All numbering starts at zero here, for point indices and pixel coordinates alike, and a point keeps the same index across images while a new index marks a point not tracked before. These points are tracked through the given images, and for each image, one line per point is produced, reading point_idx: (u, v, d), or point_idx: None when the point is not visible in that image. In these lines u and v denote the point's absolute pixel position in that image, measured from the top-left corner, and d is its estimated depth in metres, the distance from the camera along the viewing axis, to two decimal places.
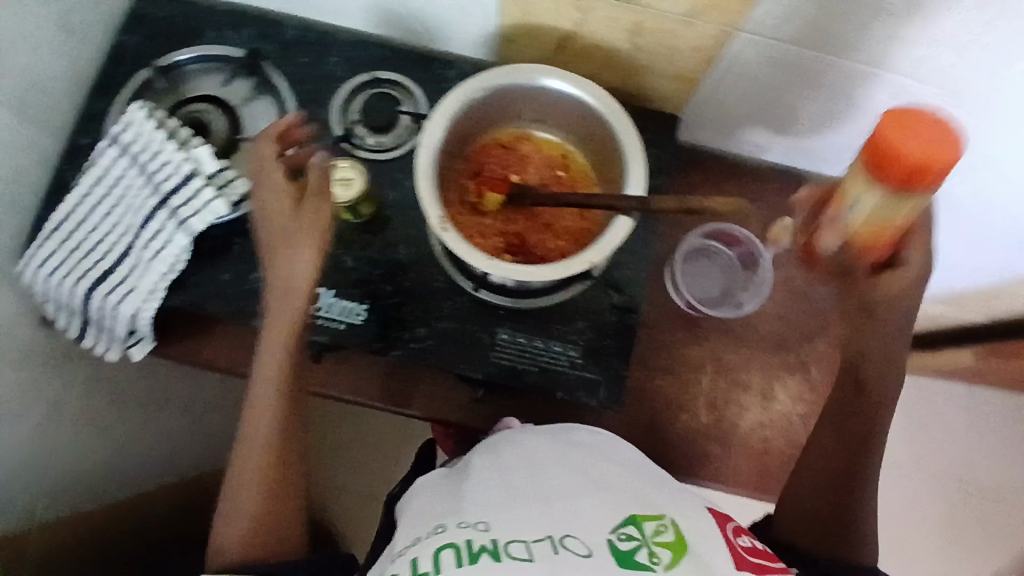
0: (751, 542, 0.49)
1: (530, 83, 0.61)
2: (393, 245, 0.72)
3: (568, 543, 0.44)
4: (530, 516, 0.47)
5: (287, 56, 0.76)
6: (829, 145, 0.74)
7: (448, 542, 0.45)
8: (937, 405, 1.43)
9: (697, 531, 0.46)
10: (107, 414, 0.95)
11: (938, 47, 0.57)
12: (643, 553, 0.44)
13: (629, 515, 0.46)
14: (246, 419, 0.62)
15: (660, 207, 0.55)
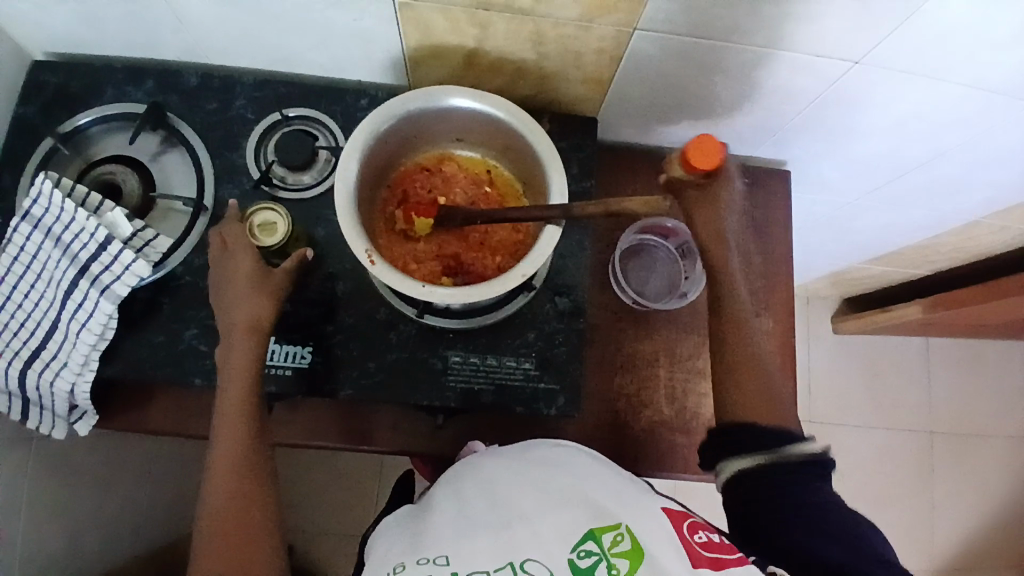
0: (707, 536, 0.50)
1: (440, 103, 0.61)
2: (329, 283, 0.70)
3: (529, 568, 0.45)
4: (487, 545, 0.47)
5: (196, 105, 0.75)
6: (743, 125, 0.76)
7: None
8: (893, 358, 1.48)
9: (652, 537, 0.47)
10: (62, 496, 0.91)
11: (825, 22, 0.58)
12: (603, 569, 0.45)
13: (587, 530, 0.47)
14: (213, 440, 0.60)
15: (584, 213, 0.56)
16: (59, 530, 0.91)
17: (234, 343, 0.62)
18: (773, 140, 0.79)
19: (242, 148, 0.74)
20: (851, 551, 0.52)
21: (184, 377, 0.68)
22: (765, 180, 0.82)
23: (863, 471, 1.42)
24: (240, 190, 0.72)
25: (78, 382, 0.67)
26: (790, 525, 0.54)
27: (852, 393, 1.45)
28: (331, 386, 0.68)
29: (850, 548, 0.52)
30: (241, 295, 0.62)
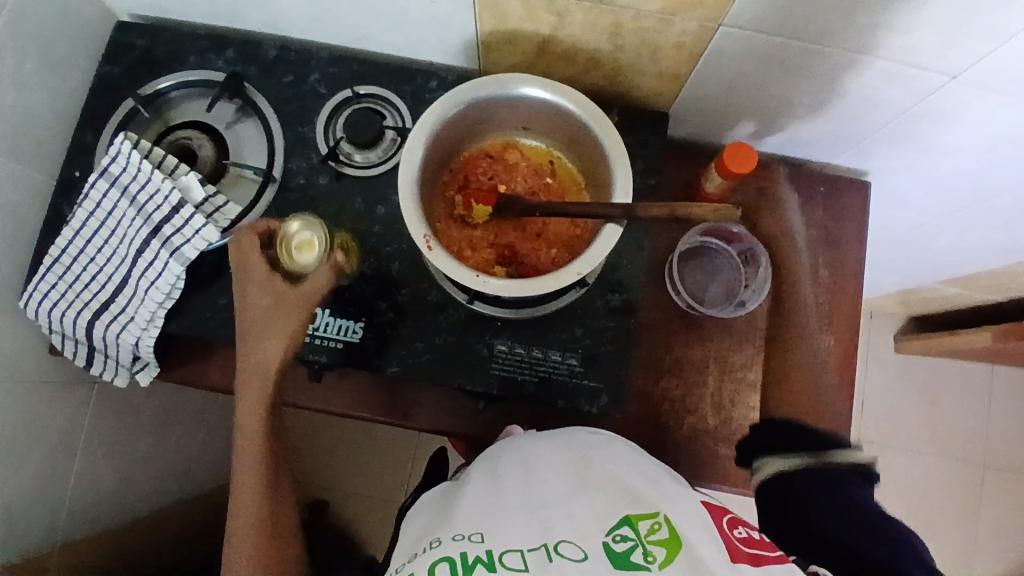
0: (747, 532, 0.50)
1: (509, 92, 0.60)
2: (386, 261, 0.71)
3: (564, 550, 0.45)
4: (521, 525, 0.48)
5: (272, 77, 0.77)
6: (823, 130, 0.73)
7: (442, 555, 0.46)
8: (955, 385, 1.41)
9: (689, 527, 0.47)
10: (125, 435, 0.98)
11: (927, 34, 0.54)
12: (639, 554, 0.45)
13: (623, 516, 0.47)
14: (235, 458, 0.65)
15: (647, 214, 0.55)
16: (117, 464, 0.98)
17: (253, 367, 0.64)
18: (854, 149, 0.76)
19: (312, 122, 0.75)
20: (889, 540, 0.53)
21: None
22: (839, 191, 0.78)
23: (907, 495, 1.37)
24: (307, 163, 0.74)
25: (143, 336, 0.71)
26: (833, 515, 0.55)
27: (905, 416, 1.39)
28: (380, 363, 0.69)
29: (888, 536, 0.54)
30: (265, 318, 0.64)
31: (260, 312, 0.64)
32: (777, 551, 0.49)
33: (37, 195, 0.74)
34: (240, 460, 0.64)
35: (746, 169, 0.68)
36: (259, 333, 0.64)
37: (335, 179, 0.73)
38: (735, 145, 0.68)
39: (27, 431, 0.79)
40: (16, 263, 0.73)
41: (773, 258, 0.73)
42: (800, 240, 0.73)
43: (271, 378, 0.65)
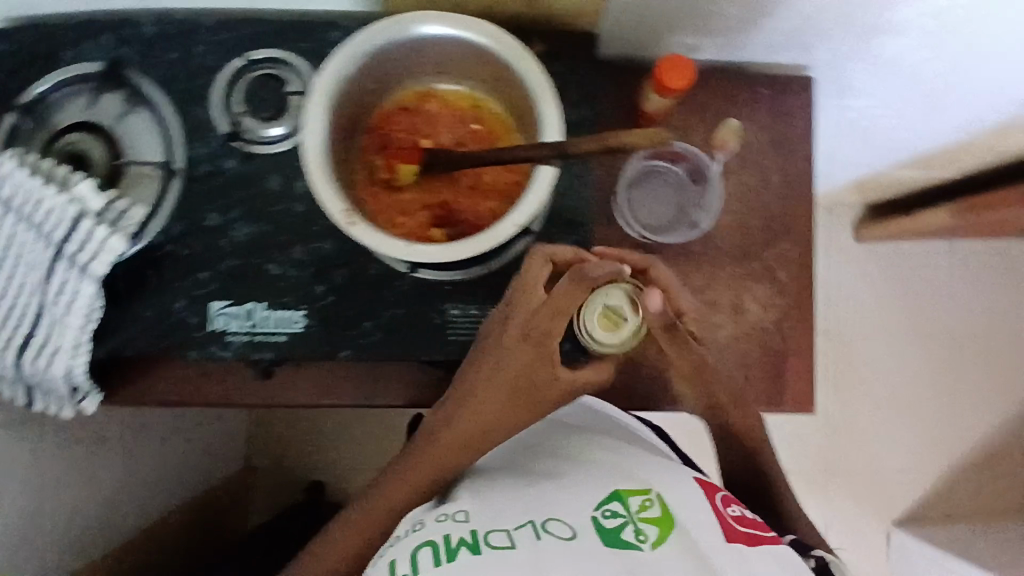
0: (741, 510, 0.51)
1: (411, 34, 0.54)
2: (316, 242, 0.66)
3: (551, 527, 0.47)
4: (511, 504, 0.51)
5: (154, 57, 0.68)
6: (763, 33, 0.69)
7: (426, 537, 0.48)
8: (918, 263, 1.42)
9: (681, 504, 0.49)
10: (92, 461, 0.95)
11: None
12: (630, 531, 0.47)
13: (614, 492, 0.50)
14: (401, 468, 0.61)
15: (579, 150, 0.50)
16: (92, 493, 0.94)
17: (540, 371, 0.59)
18: (796, 45, 0.71)
19: (207, 101, 0.67)
20: None
21: (178, 350, 0.66)
22: (784, 90, 0.74)
23: (883, 378, 1.41)
24: (210, 147, 0.67)
25: (74, 364, 0.65)
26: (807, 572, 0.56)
27: (874, 302, 1.41)
28: (329, 350, 0.65)
29: None
30: (534, 323, 0.57)
31: (543, 318, 0.57)
32: (770, 532, 0.50)
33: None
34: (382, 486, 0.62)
35: (685, 83, 0.64)
36: (535, 336, 0.57)
37: (245, 160, 0.66)
38: (671, 57, 0.64)
39: None
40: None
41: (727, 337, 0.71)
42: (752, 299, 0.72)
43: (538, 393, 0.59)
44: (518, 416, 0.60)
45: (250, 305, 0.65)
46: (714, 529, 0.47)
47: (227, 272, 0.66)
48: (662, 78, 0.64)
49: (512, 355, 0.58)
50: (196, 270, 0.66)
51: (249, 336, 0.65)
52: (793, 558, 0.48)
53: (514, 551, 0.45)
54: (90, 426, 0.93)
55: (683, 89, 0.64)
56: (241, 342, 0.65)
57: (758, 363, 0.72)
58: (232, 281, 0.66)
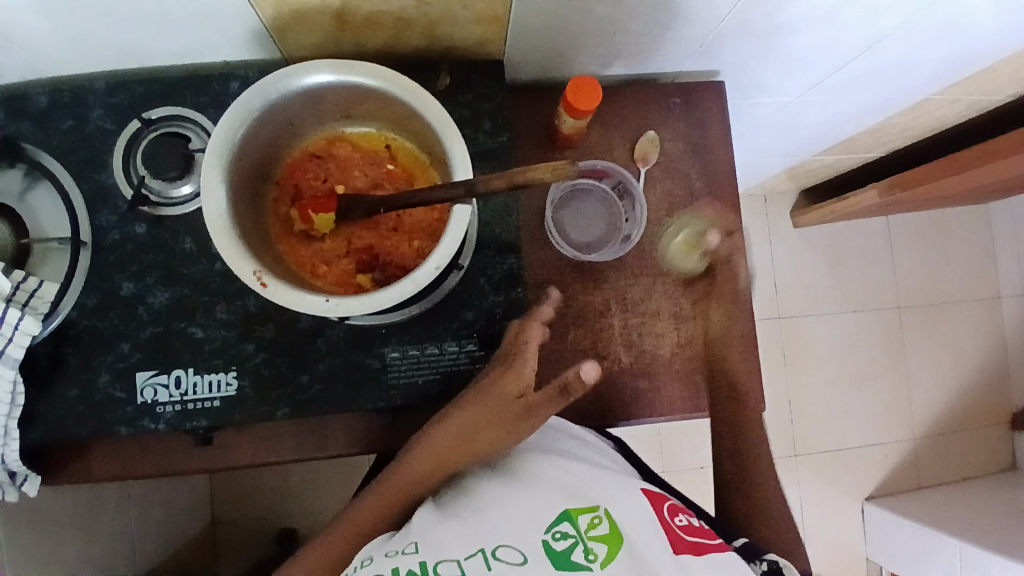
0: (687, 520, 0.53)
1: (305, 84, 0.53)
2: (240, 299, 0.64)
3: (501, 554, 0.46)
4: (458, 533, 0.49)
5: (49, 129, 0.66)
6: (664, 42, 0.70)
7: (375, 573, 0.47)
8: (858, 240, 1.46)
9: (629, 519, 0.49)
10: (45, 546, 0.91)
11: None
12: (579, 552, 0.46)
13: (563, 512, 0.49)
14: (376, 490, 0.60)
15: (488, 188, 0.50)
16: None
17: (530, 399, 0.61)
18: (698, 52, 0.73)
19: (109, 166, 0.65)
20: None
21: (106, 429, 0.63)
22: (695, 96, 0.76)
23: (838, 354, 1.44)
24: (118, 213, 0.64)
25: (5, 452, 0.62)
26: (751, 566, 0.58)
27: (823, 284, 1.45)
28: (267, 408, 0.63)
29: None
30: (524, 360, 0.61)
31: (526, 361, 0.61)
32: (714, 538, 0.52)
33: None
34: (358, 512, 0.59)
35: (594, 102, 0.65)
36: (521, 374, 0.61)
37: (155, 224, 0.64)
38: (575, 77, 0.64)
39: None
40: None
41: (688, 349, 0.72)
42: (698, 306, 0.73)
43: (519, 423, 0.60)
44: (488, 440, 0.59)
45: (178, 372, 0.63)
46: (661, 540, 0.48)
47: (150, 341, 0.63)
48: (571, 98, 0.64)
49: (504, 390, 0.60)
50: (116, 342, 0.63)
51: (180, 405, 0.62)
52: (739, 564, 0.50)
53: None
54: (39, 510, 0.90)
55: (594, 108, 0.65)
56: (173, 412, 0.62)
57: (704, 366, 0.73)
58: (156, 349, 0.63)
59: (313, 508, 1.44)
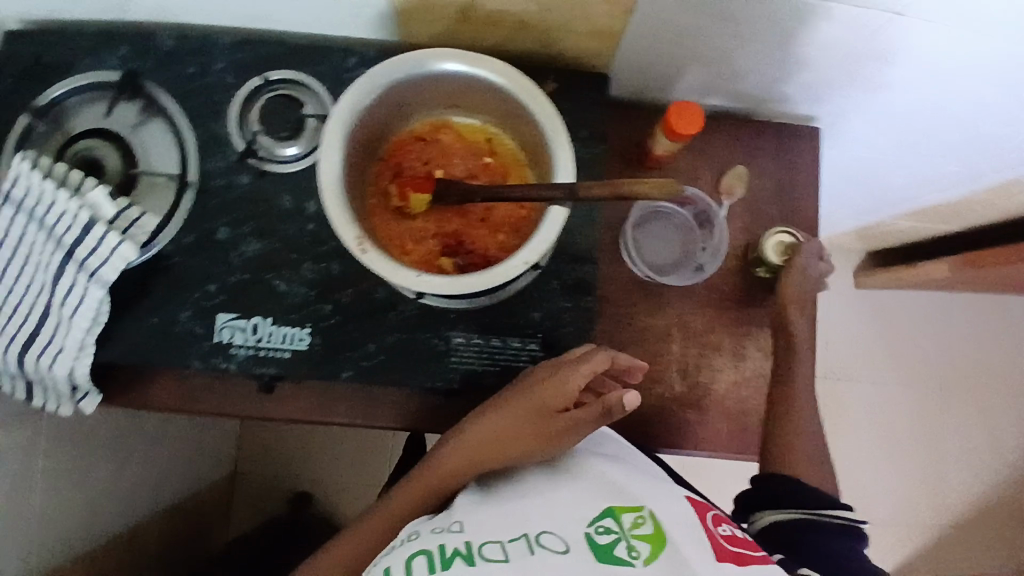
0: (731, 530, 0.52)
1: (431, 69, 0.56)
2: (325, 261, 0.67)
3: (544, 540, 0.47)
4: (502, 517, 0.50)
5: (172, 72, 0.69)
6: (768, 80, 0.72)
7: (421, 546, 0.48)
8: (913, 311, 1.44)
9: (672, 522, 0.50)
10: (78, 463, 0.96)
11: None
12: (623, 547, 0.47)
13: (608, 509, 0.51)
14: (414, 478, 0.63)
15: (590, 195, 0.52)
16: (72, 490, 0.96)
17: (568, 416, 0.58)
18: (798, 95, 0.74)
19: (224, 117, 0.68)
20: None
21: (179, 361, 0.66)
22: (789, 141, 0.77)
23: (876, 421, 1.41)
24: (225, 162, 0.68)
25: (76, 365, 0.65)
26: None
27: (872, 349, 1.42)
28: (332, 368, 0.66)
29: None
30: (567, 374, 0.60)
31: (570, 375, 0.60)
32: (760, 551, 0.51)
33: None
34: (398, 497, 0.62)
35: (694, 128, 0.66)
36: (560, 386, 0.60)
37: (258, 178, 0.67)
38: (680, 102, 0.66)
39: None
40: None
41: (739, 388, 0.74)
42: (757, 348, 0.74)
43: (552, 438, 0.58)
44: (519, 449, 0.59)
45: (256, 319, 0.66)
46: (703, 544, 0.48)
47: (235, 286, 0.66)
48: (672, 121, 0.66)
49: (541, 398, 0.60)
50: (203, 281, 0.66)
51: (253, 350, 0.65)
52: None
53: (508, 565, 0.44)
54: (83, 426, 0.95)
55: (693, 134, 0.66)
56: (245, 355, 0.65)
57: (754, 407, 0.73)
58: (238, 294, 0.66)
59: (327, 477, 1.47)
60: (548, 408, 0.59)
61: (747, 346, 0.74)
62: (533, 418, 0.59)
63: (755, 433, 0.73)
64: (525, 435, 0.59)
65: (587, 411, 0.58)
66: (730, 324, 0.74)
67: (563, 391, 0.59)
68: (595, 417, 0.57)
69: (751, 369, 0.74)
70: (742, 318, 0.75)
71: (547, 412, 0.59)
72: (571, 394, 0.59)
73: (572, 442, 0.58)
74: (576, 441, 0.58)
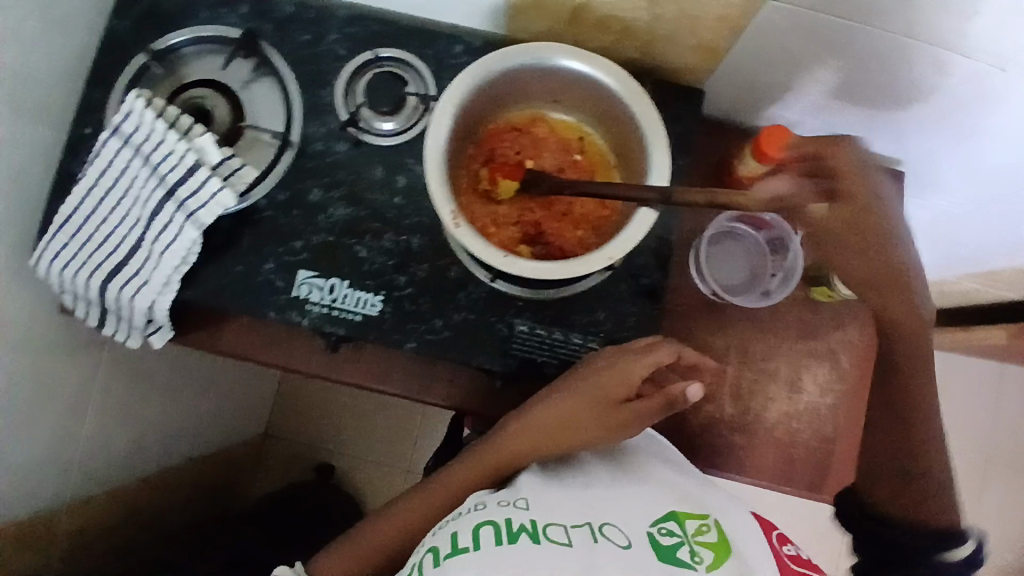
0: (795, 551, 0.54)
1: (543, 63, 0.58)
2: (406, 235, 0.70)
3: (608, 532, 0.49)
4: (565, 505, 0.52)
5: (287, 36, 0.73)
6: (859, 117, 0.72)
7: (488, 516, 0.51)
8: (963, 377, 1.40)
9: (737, 533, 0.51)
10: (130, 398, 1.00)
11: (978, 16, 0.53)
12: (685, 551, 0.48)
13: (672, 512, 0.53)
14: (471, 455, 0.64)
15: (684, 200, 0.52)
16: (121, 424, 1.00)
17: (633, 405, 0.60)
18: (887, 136, 0.74)
19: (330, 86, 0.72)
20: None
21: (256, 310, 0.69)
22: None
23: None
24: (327, 129, 0.71)
25: (158, 300, 0.69)
26: None
27: None
28: (399, 337, 0.68)
29: None
30: (630, 364, 0.61)
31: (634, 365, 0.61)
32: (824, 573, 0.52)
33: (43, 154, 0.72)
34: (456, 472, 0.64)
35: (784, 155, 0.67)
36: (624, 375, 0.61)
37: (354, 147, 0.71)
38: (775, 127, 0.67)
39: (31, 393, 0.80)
40: (18, 218, 0.71)
41: (792, 419, 0.73)
42: (815, 382, 0.74)
43: (615, 426, 0.61)
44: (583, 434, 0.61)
45: (334, 281, 0.69)
46: (769, 560, 0.49)
47: (318, 246, 0.69)
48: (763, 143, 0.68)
49: (606, 385, 0.61)
50: (289, 238, 0.70)
51: (327, 309, 0.68)
52: None
53: (570, 549, 0.46)
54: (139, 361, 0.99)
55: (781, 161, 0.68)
56: (319, 313, 0.68)
57: (804, 442, 0.73)
58: (321, 255, 0.69)
59: (352, 452, 1.50)
60: (613, 395, 0.61)
61: (805, 378, 0.74)
62: (597, 405, 0.61)
63: (801, 466, 0.73)
64: (589, 422, 0.61)
65: (654, 403, 0.60)
66: (790, 354, 0.74)
67: (629, 381, 0.61)
68: (660, 407, 0.60)
69: (807, 402, 0.74)
70: (803, 350, 0.74)
71: (612, 401, 0.61)
72: (633, 384, 0.61)
73: (636, 430, 0.61)
74: (638, 429, 0.61)
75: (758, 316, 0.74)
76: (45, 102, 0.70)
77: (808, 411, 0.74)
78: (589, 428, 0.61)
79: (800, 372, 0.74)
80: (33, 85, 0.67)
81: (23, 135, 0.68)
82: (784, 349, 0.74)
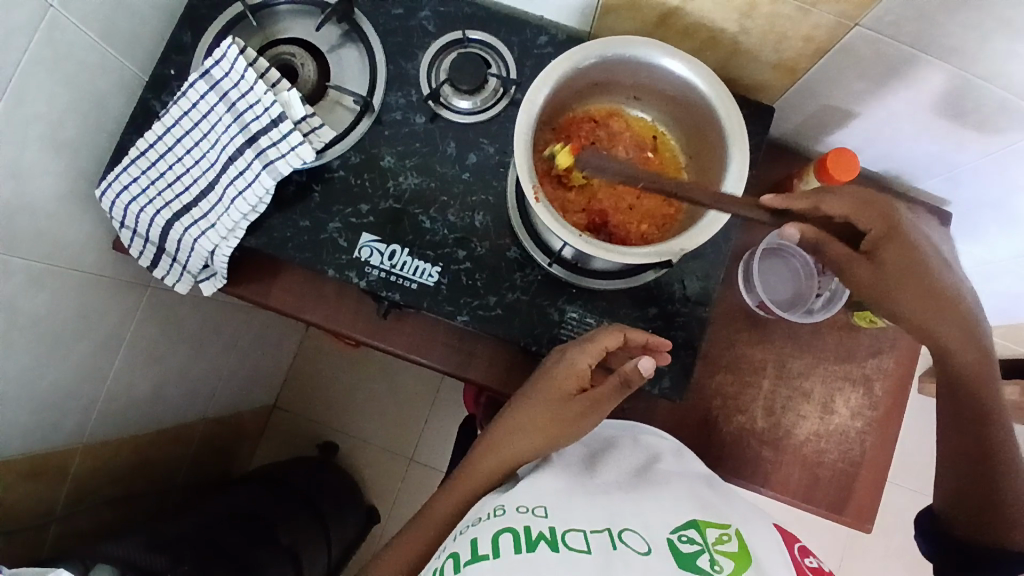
0: (817, 563, 0.55)
1: (638, 57, 0.60)
2: (470, 212, 0.71)
3: (627, 538, 0.49)
4: (593, 507, 0.52)
5: (378, 6, 0.75)
6: (919, 153, 0.74)
7: (506, 524, 0.50)
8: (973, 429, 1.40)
9: (757, 547, 0.51)
10: (162, 345, 1.01)
11: None
12: (706, 559, 0.48)
13: (692, 520, 0.53)
14: (454, 476, 0.64)
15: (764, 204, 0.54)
16: (149, 368, 1.00)
17: (588, 395, 0.61)
18: (944, 175, 0.76)
19: (416, 60, 0.74)
20: None
21: (316, 265, 0.70)
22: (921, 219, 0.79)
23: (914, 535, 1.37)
24: (406, 100, 0.73)
25: (220, 245, 0.70)
26: None
27: (925, 463, 1.39)
28: (451, 309, 0.70)
29: None
30: (576, 356, 0.62)
31: (578, 357, 0.62)
32: None
33: (123, 86, 0.74)
34: (446, 494, 0.63)
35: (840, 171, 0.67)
36: (570, 369, 0.62)
37: (431, 120, 0.73)
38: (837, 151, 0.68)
39: (76, 323, 0.81)
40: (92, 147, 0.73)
41: (821, 439, 0.74)
42: (847, 406, 0.75)
43: (571, 413, 0.61)
44: (540, 432, 0.61)
45: (395, 247, 0.70)
46: (789, 568, 0.50)
47: (384, 212, 0.71)
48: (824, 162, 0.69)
49: (558, 381, 0.62)
50: (358, 200, 0.71)
51: (385, 273, 0.70)
52: None
53: (591, 556, 0.46)
54: (173, 308, 1.00)
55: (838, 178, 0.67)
56: (377, 276, 0.70)
57: (830, 463, 0.74)
58: (387, 220, 0.71)
59: (359, 429, 1.51)
60: (565, 388, 0.62)
61: (838, 401, 0.75)
62: (553, 401, 0.62)
63: (824, 487, 0.74)
64: (546, 416, 0.62)
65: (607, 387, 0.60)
66: (825, 374, 0.75)
67: (578, 373, 0.62)
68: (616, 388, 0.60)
69: (839, 425, 0.75)
70: (837, 371, 0.76)
71: (566, 395, 0.62)
72: (583, 375, 0.62)
73: (599, 417, 0.62)
74: (602, 416, 0.62)
75: (798, 334, 0.76)
76: (129, 33, 0.72)
77: (838, 433, 0.75)
78: (549, 420, 0.61)
79: (835, 394, 0.75)
80: (118, 14, 0.70)
81: (102, 63, 0.70)
82: (821, 369, 0.76)
